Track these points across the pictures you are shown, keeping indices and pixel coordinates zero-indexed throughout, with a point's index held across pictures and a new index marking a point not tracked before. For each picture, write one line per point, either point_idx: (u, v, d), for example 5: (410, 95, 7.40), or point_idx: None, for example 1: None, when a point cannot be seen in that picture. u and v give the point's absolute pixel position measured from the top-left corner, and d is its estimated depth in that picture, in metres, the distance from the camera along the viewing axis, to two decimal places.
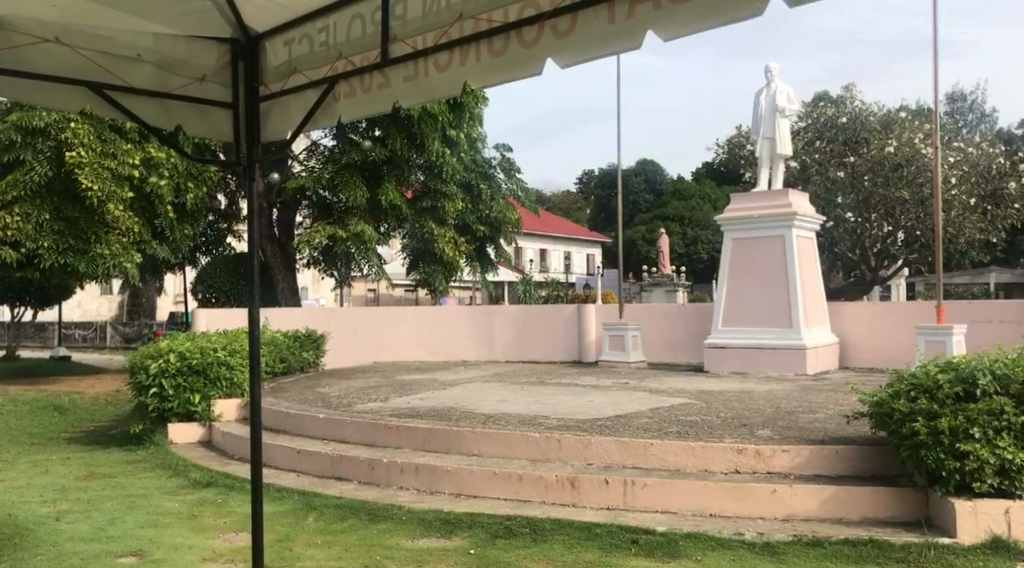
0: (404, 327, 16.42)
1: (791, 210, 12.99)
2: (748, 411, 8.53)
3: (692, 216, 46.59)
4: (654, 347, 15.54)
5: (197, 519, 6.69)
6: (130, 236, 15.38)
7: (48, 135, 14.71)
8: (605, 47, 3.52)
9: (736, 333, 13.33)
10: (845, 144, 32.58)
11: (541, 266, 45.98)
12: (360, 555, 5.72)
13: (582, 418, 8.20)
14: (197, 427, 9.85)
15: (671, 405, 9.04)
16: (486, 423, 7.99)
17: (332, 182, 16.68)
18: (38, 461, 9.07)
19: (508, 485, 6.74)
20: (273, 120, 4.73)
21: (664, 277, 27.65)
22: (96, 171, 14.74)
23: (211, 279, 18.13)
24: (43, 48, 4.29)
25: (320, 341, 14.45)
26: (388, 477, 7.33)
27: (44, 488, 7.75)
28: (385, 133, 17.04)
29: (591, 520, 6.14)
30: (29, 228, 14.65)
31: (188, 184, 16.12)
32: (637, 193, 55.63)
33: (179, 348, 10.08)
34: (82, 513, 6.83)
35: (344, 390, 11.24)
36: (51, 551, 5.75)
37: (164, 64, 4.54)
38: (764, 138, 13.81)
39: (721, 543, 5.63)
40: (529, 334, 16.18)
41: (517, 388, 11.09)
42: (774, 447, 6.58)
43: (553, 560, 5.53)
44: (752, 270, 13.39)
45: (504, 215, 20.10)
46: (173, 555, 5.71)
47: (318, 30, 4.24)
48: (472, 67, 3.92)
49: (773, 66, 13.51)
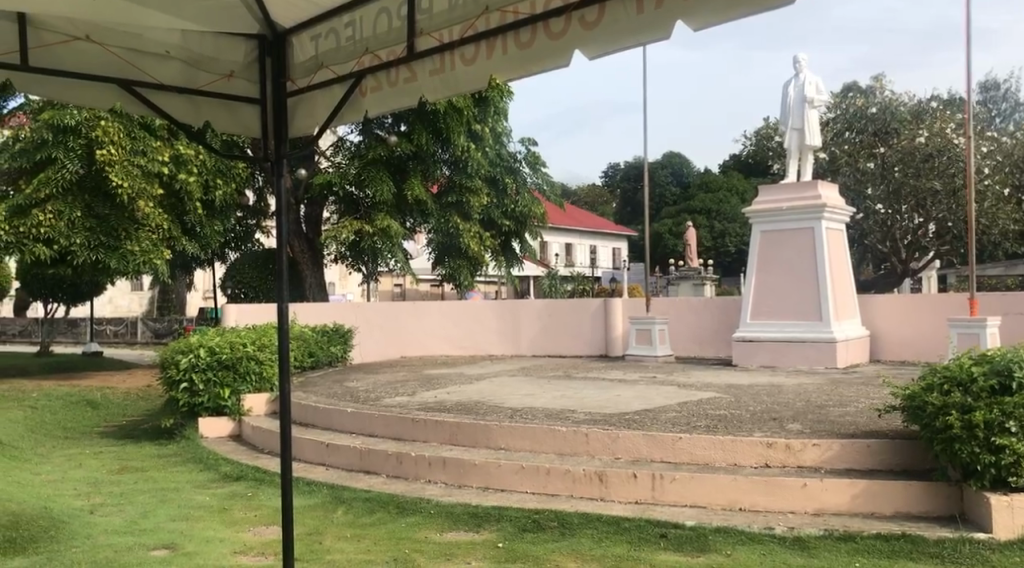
0: (431, 322, 16.39)
1: (820, 202, 12.84)
2: (777, 405, 8.45)
3: (719, 208, 46.46)
4: (682, 340, 15.49)
5: (228, 513, 6.75)
6: (159, 233, 15.53)
7: (78, 133, 14.81)
8: (630, 38, 3.50)
9: (765, 327, 13.22)
10: (875, 135, 32.31)
11: (566, 260, 45.89)
12: (389, 549, 5.74)
13: (609, 413, 8.17)
14: (227, 421, 9.94)
15: (699, 399, 8.98)
16: (513, 417, 7.99)
17: (359, 177, 16.75)
18: (72, 455, 9.21)
19: (536, 479, 6.74)
20: (299, 116, 4.73)
21: (691, 270, 27.38)
22: (125, 168, 14.87)
23: (238, 275, 18.32)
24: (75, 46, 4.33)
25: (348, 336, 14.49)
26: (416, 471, 7.34)
27: (77, 482, 7.86)
28: (411, 129, 17.00)
29: (619, 513, 6.11)
30: (61, 225, 14.68)
31: (216, 180, 16.42)
32: (663, 186, 55.27)
33: (209, 343, 10.14)
34: (115, 506, 6.92)
35: (372, 384, 11.31)
36: (85, 543, 5.81)
37: (192, 61, 4.58)
38: (793, 130, 13.65)
39: (751, 538, 5.60)
40: (554, 328, 16.22)
41: (543, 383, 11.08)
42: (804, 442, 6.54)
43: (583, 554, 5.51)
44: (781, 262, 13.25)
45: (530, 210, 20.09)
46: (206, 549, 5.77)
47: (344, 25, 4.26)
48: (499, 60, 3.89)
49: (802, 58, 13.38)
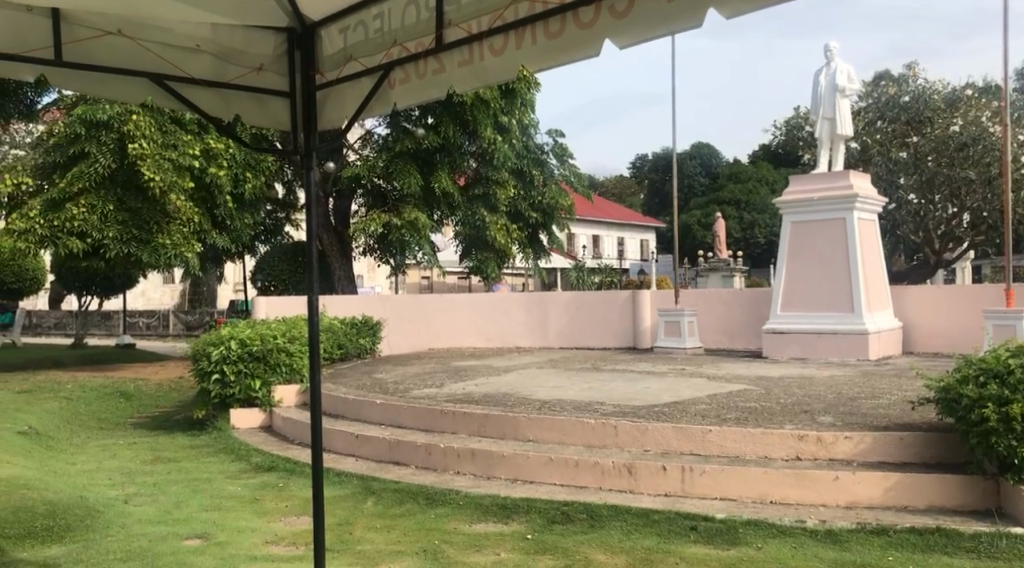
0: (458, 314, 16.42)
1: (853, 192, 12.67)
2: (808, 397, 8.36)
3: (748, 199, 46.12)
4: (711, 332, 15.39)
5: (259, 503, 6.81)
6: (190, 226, 15.70)
7: (111, 127, 15.02)
8: (661, 27, 3.47)
9: (796, 319, 13.10)
10: (908, 124, 31.75)
11: (594, 252, 45.81)
12: (419, 539, 5.76)
13: (638, 405, 8.14)
14: (259, 412, 10.03)
15: (730, 391, 8.92)
16: (542, 409, 7.99)
17: (387, 169, 16.81)
18: (106, 446, 9.35)
19: (565, 471, 6.73)
20: (329, 110, 4.75)
21: (720, 261, 27.17)
22: (157, 162, 15.00)
23: (269, 269, 18.44)
24: (106, 41, 4.35)
25: (377, 329, 14.55)
26: (444, 463, 7.37)
27: (111, 472, 7.98)
28: (438, 121, 16.99)
29: (648, 506, 6.08)
30: (94, 219, 14.85)
31: (247, 174, 16.67)
32: (691, 176, 54.94)
33: (240, 335, 10.26)
34: (148, 496, 7.02)
35: (400, 376, 11.36)
36: (120, 533, 5.90)
37: (222, 54, 4.60)
38: (824, 119, 13.48)
39: (782, 530, 5.56)
40: (583, 320, 16.20)
41: (572, 375, 11.07)
42: (836, 434, 6.48)
43: (612, 546, 5.50)
44: (812, 252, 13.13)
45: (556, 201, 20.04)
46: (237, 538, 5.83)
47: (372, 17, 4.27)
48: (528, 50, 3.87)
49: (833, 46, 13.20)
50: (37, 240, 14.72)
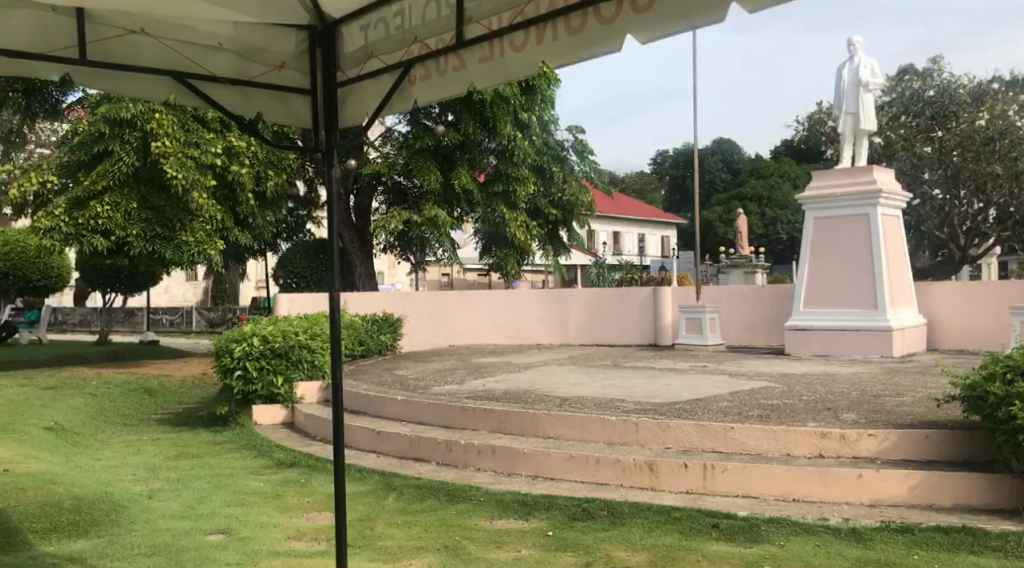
0: (478, 311, 16.43)
1: (877, 188, 12.54)
2: (831, 394, 8.29)
3: (770, 195, 45.87)
4: (733, 329, 15.32)
5: (282, 498, 6.85)
6: (213, 224, 15.92)
7: (134, 126, 15.11)
8: (683, 20, 3.44)
9: (818, 315, 13.02)
10: (933, 118, 31.56)
11: (614, 248, 45.70)
12: (440, 535, 5.78)
13: (659, 402, 8.11)
14: (281, 409, 10.12)
15: (751, 388, 8.86)
16: (563, 406, 7.98)
17: (407, 167, 16.87)
18: (131, 441, 9.44)
19: (585, 468, 6.72)
20: (350, 106, 4.75)
21: (741, 258, 27.01)
22: (180, 160, 15.06)
23: (291, 266, 18.54)
24: (129, 40, 4.38)
25: (397, 325, 14.58)
26: (465, 459, 7.38)
27: (136, 467, 8.05)
28: (458, 118, 17.00)
29: (669, 503, 6.06)
30: (118, 217, 15.01)
31: (268, 172, 16.79)
32: (713, 172, 54.70)
33: (261, 331, 10.26)
34: (172, 491, 7.07)
35: (421, 373, 11.40)
36: (144, 527, 5.95)
37: (245, 52, 4.63)
38: (847, 114, 13.36)
39: (805, 528, 5.53)
40: (603, 317, 16.18)
41: (592, 371, 11.05)
42: (859, 432, 6.42)
43: (633, 543, 5.49)
44: (834, 247, 13.02)
45: (577, 198, 19.87)
46: (260, 534, 5.86)
47: (393, 14, 4.28)
48: (549, 46, 3.85)
49: (856, 40, 13.07)
50: (62, 239, 14.85)
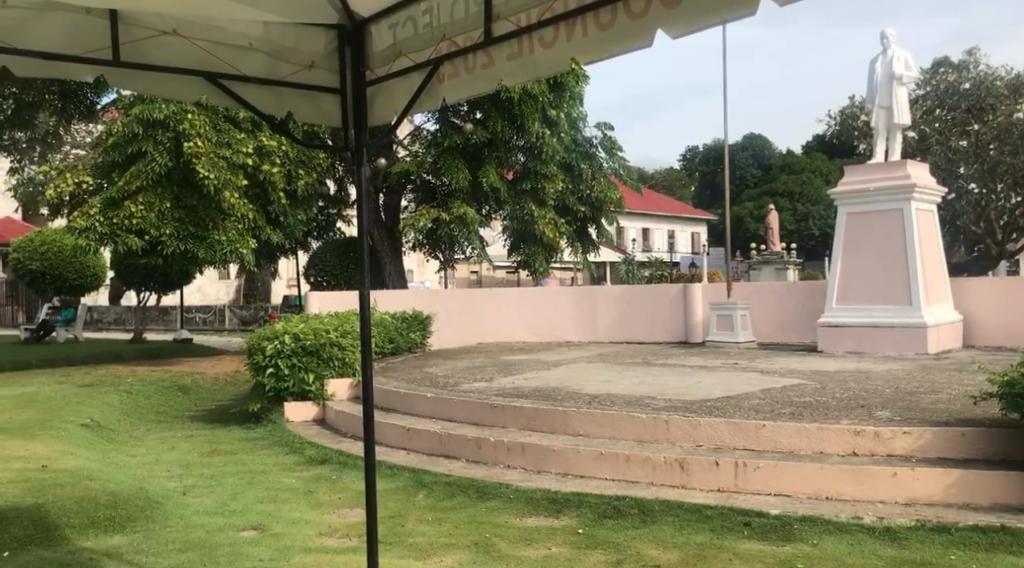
0: (507, 308, 16.41)
1: (911, 182, 12.36)
2: (865, 392, 8.19)
3: (802, 190, 45.55)
4: (764, 326, 15.20)
5: (313, 495, 6.90)
6: (244, 223, 16.14)
7: (167, 127, 15.13)
8: (715, 14, 3.41)
9: (852, 313, 12.86)
10: (969, 111, 31.04)
11: (644, 245, 45.49)
12: (470, 532, 5.79)
13: (690, 400, 8.06)
14: (312, 405, 10.17)
15: (784, 386, 8.77)
16: (593, 403, 7.95)
17: (436, 165, 16.92)
18: (166, 438, 9.56)
19: (616, 466, 6.70)
20: (379, 105, 4.78)
21: (773, 254, 26.78)
22: (212, 161, 15.21)
23: (321, 264, 18.68)
24: (161, 41, 4.42)
25: (427, 322, 14.61)
26: (495, 456, 7.38)
27: (170, 464, 8.15)
28: (486, 116, 17.00)
29: (701, 501, 6.02)
30: (152, 217, 15.18)
31: (299, 171, 16.95)
32: (744, 168, 54.28)
33: (293, 329, 10.36)
34: (206, 488, 7.15)
35: (451, 370, 11.43)
36: (179, 523, 6.02)
37: (275, 52, 4.66)
38: (880, 108, 13.18)
39: (839, 527, 5.47)
40: (632, 315, 16.12)
41: (622, 369, 11.01)
42: (894, 430, 6.34)
43: (664, 541, 5.46)
44: (868, 244, 12.85)
45: (606, 195, 19.90)
46: (292, 530, 5.90)
47: (422, 12, 4.29)
48: (578, 42, 3.84)
49: (890, 33, 12.90)
50: (97, 238, 15.08)
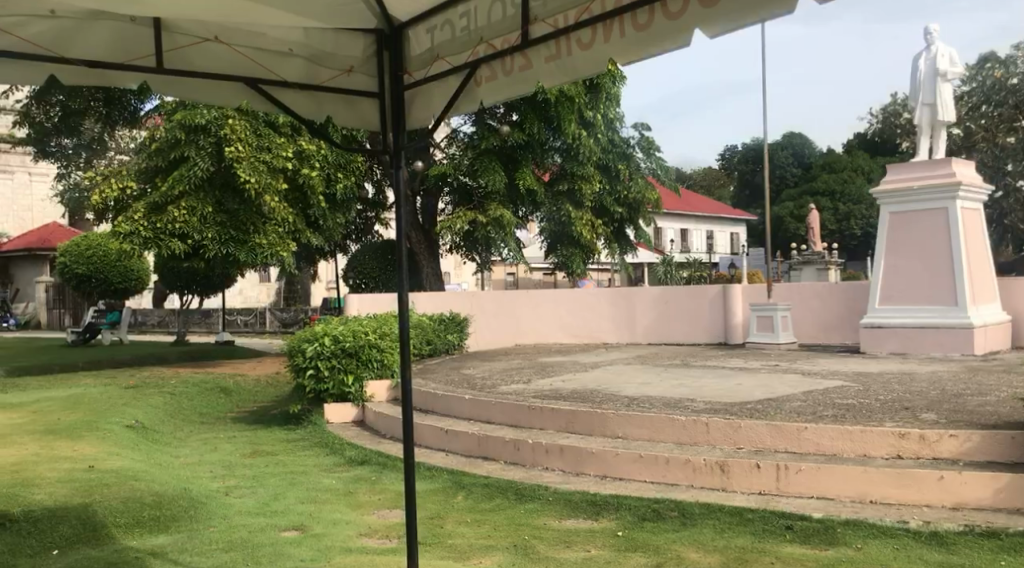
0: (544, 310, 16.39)
1: (955, 180, 12.13)
2: (910, 394, 8.05)
3: (843, 190, 44.97)
4: (806, 326, 15.01)
5: (353, 496, 6.96)
6: (284, 226, 16.28)
7: (208, 131, 15.45)
8: (753, 12, 3.38)
9: (895, 313, 12.66)
10: (1016, 108, 30.06)
11: (682, 246, 45.18)
12: (509, 534, 5.79)
13: (730, 401, 7.99)
14: (351, 407, 10.25)
15: (826, 388, 8.65)
16: (631, 405, 7.92)
17: (472, 167, 16.96)
18: (209, 439, 9.69)
19: (655, 468, 6.66)
20: (417, 109, 4.81)
21: (815, 254, 26.43)
22: (253, 165, 15.41)
23: (360, 267, 18.83)
24: (204, 48, 4.47)
25: (464, 324, 14.65)
26: (533, 458, 7.39)
27: (213, 465, 8.26)
28: (523, 118, 16.96)
29: (742, 504, 5.96)
30: (195, 221, 15.40)
31: (337, 174, 17.12)
32: (784, 167, 53.67)
33: (333, 331, 10.45)
34: (248, 488, 7.25)
35: (488, 371, 11.46)
36: (221, 523, 6.11)
37: (315, 58, 4.70)
38: (924, 105, 12.95)
39: (883, 531, 5.38)
40: (670, 316, 16.02)
41: (661, 371, 10.94)
42: (940, 432, 6.23)
43: (705, 544, 5.42)
44: (911, 243, 12.63)
45: (643, 195, 19.80)
46: (332, 530, 5.96)
47: (459, 15, 4.30)
48: (616, 43, 3.83)
49: (933, 28, 12.67)
50: (141, 243, 15.32)
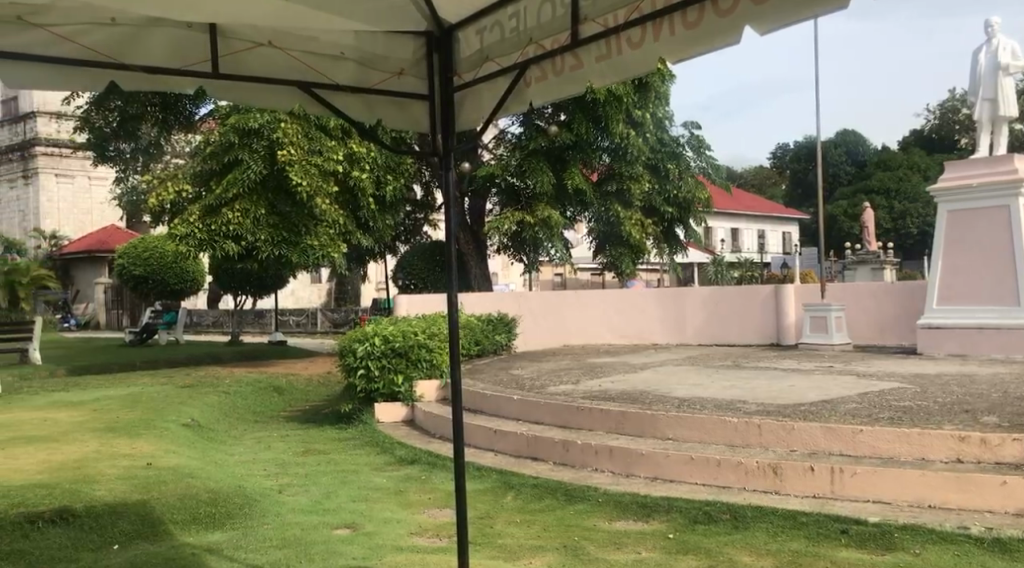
0: (593, 311, 16.30)
1: (1017, 176, 11.78)
2: (970, 396, 7.84)
3: (898, 188, 44.09)
4: (861, 327, 14.73)
5: (404, 495, 7.01)
6: (335, 228, 16.46)
7: (261, 135, 15.66)
8: (806, 10, 3.32)
9: (954, 314, 12.37)
10: None
11: (732, 246, 44.71)
12: (559, 535, 5.79)
13: (783, 403, 7.87)
14: (401, 406, 10.32)
15: (881, 390, 8.49)
16: (681, 407, 7.84)
17: (521, 168, 16.98)
18: (262, 438, 9.83)
19: (706, 470, 6.59)
20: (466, 110, 4.84)
21: (870, 254, 25.94)
22: (304, 167, 15.63)
23: (410, 268, 18.97)
24: (259, 52, 4.56)
25: (512, 325, 14.68)
26: (583, 459, 7.37)
27: (267, 463, 8.39)
28: (572, 118, 16.89)
29: (796, 507, 5.88)
30: (248, 223, 15.67)
31: (387, 176, 17.26)
32: (838, 165, 52.79)
33: (383, 331, 10.54)
34: (301, 486, 7.35)
35: (537, 372, 11.46)
36: (275, 521, 6.20)
37: (365, 61, 4.74)
38: (984, 100, 12.63)
39: (943, 537, 5.25)
40: (721, 316, 15.87)
41: (712, 372, 10.81)
42: (1002, 436, 6.03)
43: (757, 548, 5.34)
44: (971, 242, 12.33)
45: (692, 195, 19.64)
46: (383, 529, 6.01)
47: (508, 16, 4.30)
48: (666, 42, 3.80)
49: (994, 21, 12.36)
50: (196, 245, 15.63)
